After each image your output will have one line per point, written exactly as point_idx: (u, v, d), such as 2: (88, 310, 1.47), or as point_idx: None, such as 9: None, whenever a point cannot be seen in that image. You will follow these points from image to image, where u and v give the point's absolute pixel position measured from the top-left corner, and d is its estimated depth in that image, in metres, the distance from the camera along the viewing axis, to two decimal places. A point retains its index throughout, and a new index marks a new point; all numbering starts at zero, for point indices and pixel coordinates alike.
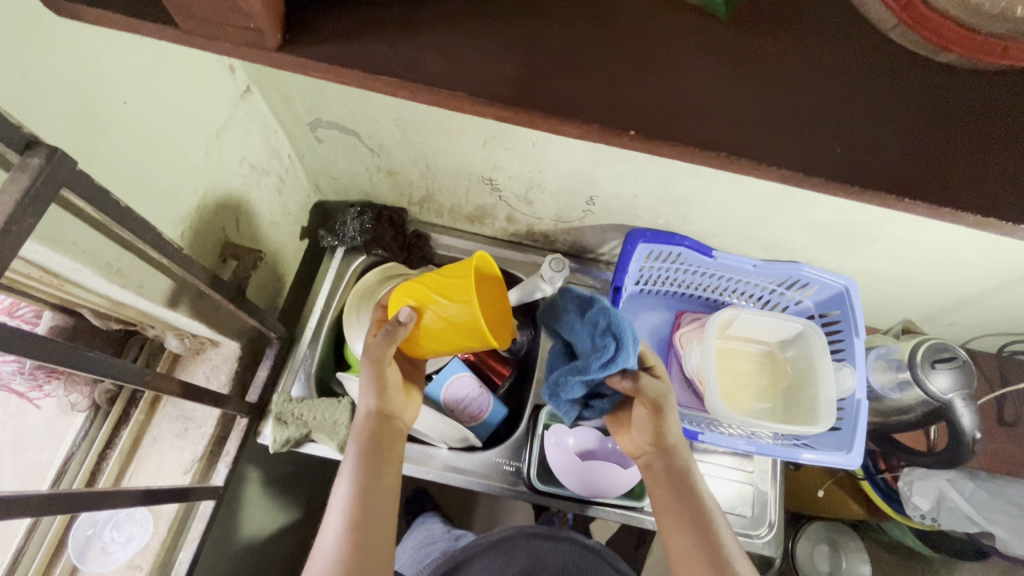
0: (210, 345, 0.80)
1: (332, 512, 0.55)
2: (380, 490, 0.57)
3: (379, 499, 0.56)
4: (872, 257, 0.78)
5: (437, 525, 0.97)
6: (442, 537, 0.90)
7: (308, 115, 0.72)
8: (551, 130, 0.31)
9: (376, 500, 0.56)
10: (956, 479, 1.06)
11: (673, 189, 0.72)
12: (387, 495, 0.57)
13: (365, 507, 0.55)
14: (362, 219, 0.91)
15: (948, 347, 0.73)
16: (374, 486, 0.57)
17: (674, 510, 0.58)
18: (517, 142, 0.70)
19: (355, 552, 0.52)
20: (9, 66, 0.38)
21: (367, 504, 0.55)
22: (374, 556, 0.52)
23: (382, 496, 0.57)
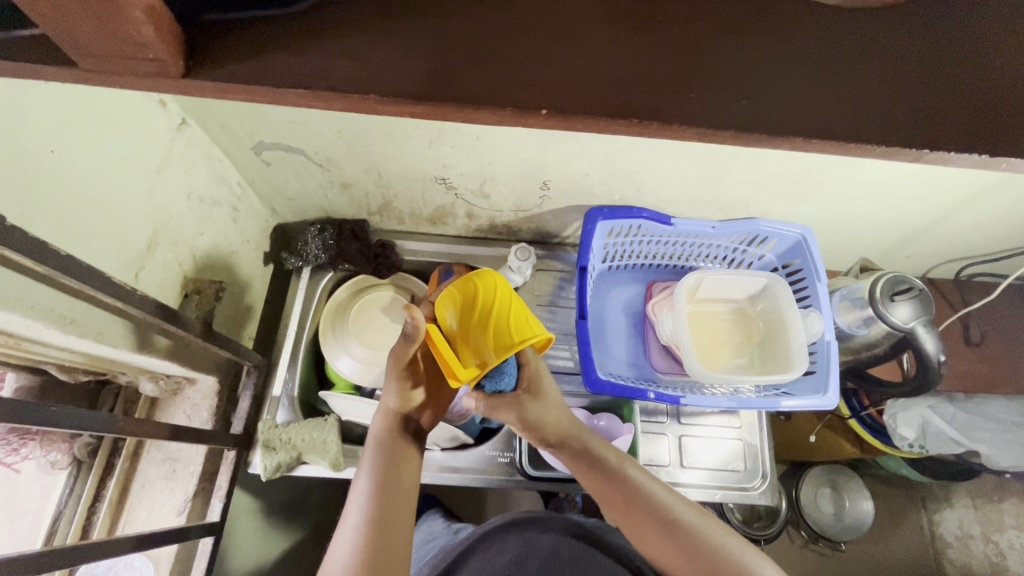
0: (187, 383, 0.79)
1: (351, 508, 0.55)
2: (399, 487, 0.58)
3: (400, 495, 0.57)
4: (823, 203, 0.80)
5: (437, 521, 0.99)
6: (443, 533, 0.91)
7: (250, 138, 0.72)
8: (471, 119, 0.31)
9: (395, 496, 0.56)
10: (936, 405, 1.11)
11: (622, 163, 0.73)
12: (404, 494, 0.57)
13: (386, 507, 0.55)
14: (323, 236, 0.91)
15: (904, 278, 0.76)
16: (395, 488, 0.57)
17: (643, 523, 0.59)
18: (463, 138, 0.70)
19: (374, 552, 0.51)
20: None
21: (388, 498, 0.56)
22: (392, 549, 0.52)
23: (402, 494, 0.57)
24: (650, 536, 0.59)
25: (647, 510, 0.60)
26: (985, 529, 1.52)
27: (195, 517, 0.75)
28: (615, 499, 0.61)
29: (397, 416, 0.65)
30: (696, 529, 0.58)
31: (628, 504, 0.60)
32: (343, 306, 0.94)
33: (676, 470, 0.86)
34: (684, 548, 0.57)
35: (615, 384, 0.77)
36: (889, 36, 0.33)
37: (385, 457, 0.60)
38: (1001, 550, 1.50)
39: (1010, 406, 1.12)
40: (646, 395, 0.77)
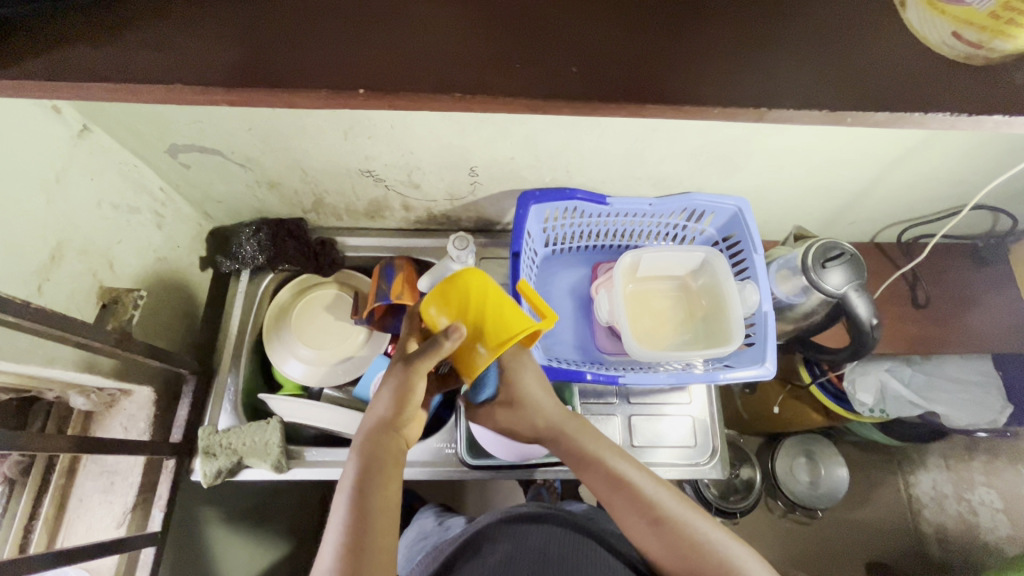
0: (122, 394, 0.77)
1: (329, 535, 0.52)
2: (379, 508, 0.54)
3: (378, 541, 0.52)
4: (755, 173, 0.79)
5: (428, 518, 0.98)
6: (434, 530, 0.92)
7: (161, 141, 0.70)
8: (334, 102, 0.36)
9: (371, 541, 0.51)
10: (894, 367, 1.13)
11: (544, 144, 0.72)
12: (386, 515, 0.54)
13: (363, 533, 0.52)
14: (258, 237, 0.90)
15: (836, 244, 0.75)
16: (375, 510, 0.54)
17: (631, 516, 0.61)
18: (378, 129, 0.69)
19: None
20: None
21: (369, 522, 0.52)
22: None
23: (385, 515, 0.54)
24: (641, 530, 0.61)
25: (635, 503, 0.61)
26: (957, 488, 1.49)
27: (136, 528, 0.74)
28: (608, 496, 0.63)
29: (385, 430, 0.60)
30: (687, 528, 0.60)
31: (620, 500, 0.62)
32: (286, 307, 0.94)
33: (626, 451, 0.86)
34: (668, 539, 0.59)
35: (551, 366, 0.77)
36: (698, 18, 0.37)
37: (361, 499, 0.54)
38: (973, 508, 1.45)
39: (967, 364, 1.12)
40: (583, 376, 0.76)
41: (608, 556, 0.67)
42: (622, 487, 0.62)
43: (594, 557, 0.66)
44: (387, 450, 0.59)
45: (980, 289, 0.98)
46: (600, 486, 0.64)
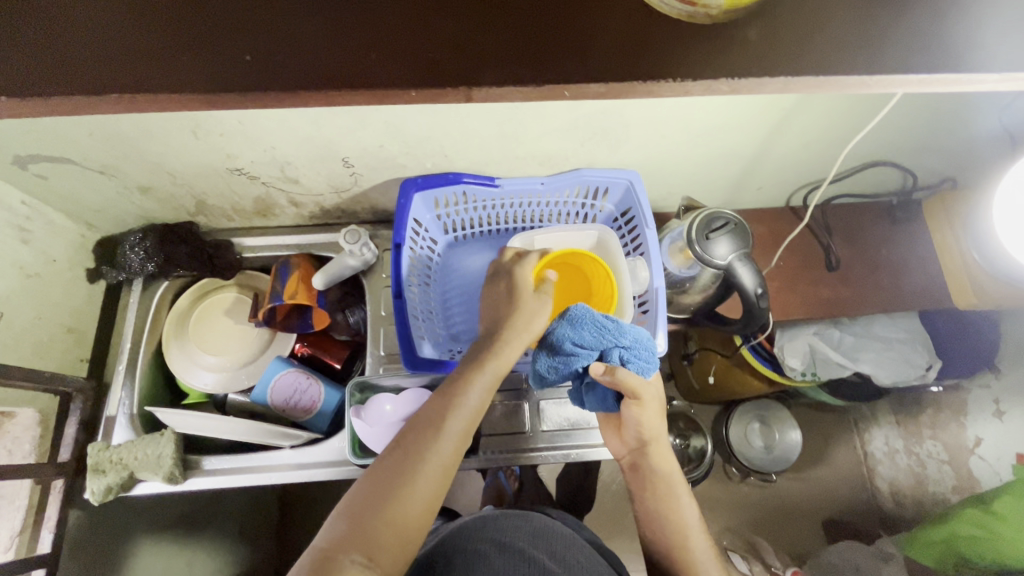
0: (5, 417, 0.73)
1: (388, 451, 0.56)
2: (437, 452, 0.55)
3: (423, 481, 0.53)
4: (640, 145, 0.76)
5: None
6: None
7: (3, 153, 0.67)
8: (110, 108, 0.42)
9: (390, 487, 0.52)
10: (822, 330, 1.12)
11: (408, 130, 0.69)
12: (443, 459, 0.55)
13: (415, 465, 0.54)
14: (143, 244, 0.86)
15: (720, 214, 0.73)
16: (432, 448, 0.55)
17: (652, 511, 0.71)
18: (225, 125, 0.65)
19: (383, 500, 0.51)
20: None
21: (421, 458, 0.54)
22: (357, 547, 0.49)
23: (441, 456, 0.55)
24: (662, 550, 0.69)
25: (661, 503, 0.70)
26: (907, 442, 1.50)
27: (27, 550, 0.73)
28: (642, 492, 0.72)
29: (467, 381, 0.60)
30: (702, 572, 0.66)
31: (658, 517, 0.70)
32: (185, 314, 0.92)
33: (535, 436, 0.85)
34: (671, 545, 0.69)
35: None
36: None
37: (400, 445, 0.55)
38: (922, 461, 1.46)
39: (894, 322, 1.12)
40: None
41: (584, 546, 0.73)
42: (671, 511, 0.69)
43: (559, 530, 0.74)
44: (442, 408, 0.58)
45: (894, 247, 0.96)
46: (647, 501, 0.71)
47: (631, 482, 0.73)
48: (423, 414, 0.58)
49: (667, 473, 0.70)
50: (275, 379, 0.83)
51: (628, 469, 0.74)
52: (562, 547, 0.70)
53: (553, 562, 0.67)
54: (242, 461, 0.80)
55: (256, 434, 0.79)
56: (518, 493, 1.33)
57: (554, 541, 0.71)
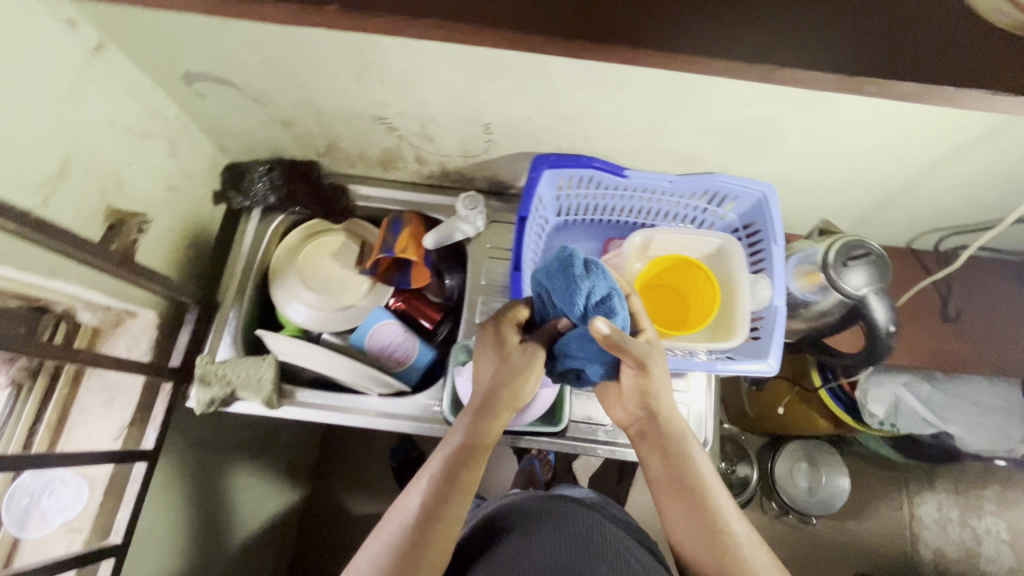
0: (128, 316, 0.80)
1: (416, 486, 0.62)
2: (456, 486, 0.60)
3: (445, 514, 0.59)
4: (786, 158, 0.74)
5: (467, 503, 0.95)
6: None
7: (176, 66, 0.70)
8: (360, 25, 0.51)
9: (466, 481, 0.61)
10: (911, 382, 1.07)
11: (562, 105, 0.69)
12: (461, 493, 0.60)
13: (436, 503, 0.59)
14: (271, 175, 0.89)
15: (862, 243, 0.70)
16: (452, 486, 0.60)
17: (669, 489, 0.65)
18: (391, 73, 0.66)
19: (411, 537, 0.58)
20: None
21: (440, 497, 0.60)
22: (447, 532, 0.59)
23: (457, 490, 0.60)
24: (679, 515, 0.63)
25: (676, 483, 0.65)
26: (963, 513, 1.47)
27: (131, 443, 0.77)
28: (657, 472, 0.67)
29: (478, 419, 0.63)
30: (727, 522, 0.62)
31: (669, 483, 0.65)
32: (293, 249, 0.94)
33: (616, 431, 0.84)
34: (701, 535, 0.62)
35: None
36: None
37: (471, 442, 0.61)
38: (975, 536, 1.45)
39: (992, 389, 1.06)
40: None
41: (620, 545, 0.65)
42: (682, 477, 0.65)
43: (572, 509, 0.69)
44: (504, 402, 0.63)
45: (1015, 310, 0.91)
46: (658, 467, 0.67)
47: (640, 450, 0.69)
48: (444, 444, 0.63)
49: (679, 436, 0.67)
50: (376, 327, 0.86)
51: (635, 439, 0.70)
52: (571, 531, 0.64)
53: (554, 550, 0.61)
54: (336, 400, 0.83)
55: (352, 375, 0.82)
56: (554, 483, 1.33)
57: (576, 530, 0.65)
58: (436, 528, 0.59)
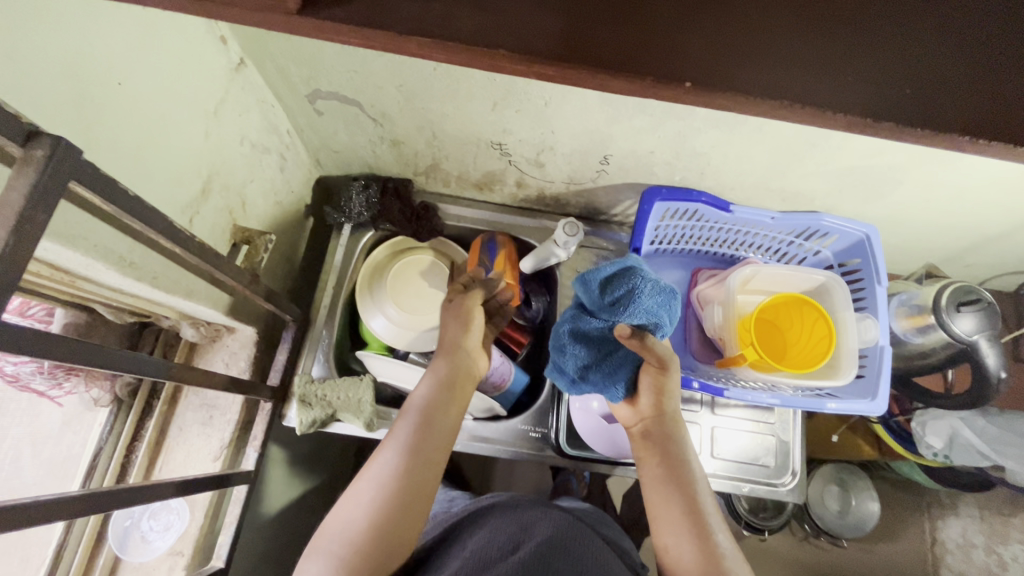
0: (227, 331, 0.78)
1: (382, 454, 0.59)
2: (427, 450, 0.60)
3: (419, 480, 0.57)
4: (897, 202, 0.76)
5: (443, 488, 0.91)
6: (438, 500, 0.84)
7: (305, 86, 0.68)
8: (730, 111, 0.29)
9: (424, 459, 0.59)
10: (968, 416, 0.97)
11: (693, 143, 0.70)
12: (431, 456, 0.60)
13: (407, 468, 0.57)
14: (367, 192, 0.88)
15: (972, 290, 0.73)
16: (424, 450, 0.59)
17: (663, 490, 0.61)
18: (529, 103, 0.66)
19: (387, 501, 0.55)
20: (10, 50, 0.35)
21: (412, 459, 0.58)
22: (400, 524, 0.54)
23: (428, 453, 0.60)
24: (669, 515, 0.59)
25: (674, 488, 0.60)
26: (988, 539, 1.32)
27: (230, 463, 0.75)
28: (654, 478, 0.62)
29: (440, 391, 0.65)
30: (714, 532, 0.57)
31: (663, 484, 0.61)
32: (381, 266, 0.92)
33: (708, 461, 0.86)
34: (697, 545, 0.56)
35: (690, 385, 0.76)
36: None
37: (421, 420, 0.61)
38: None
39: None
40: (690, 384, 0.76)
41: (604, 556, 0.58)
42: (681, 479, 0.61)
43: (559, 518, 0.62)
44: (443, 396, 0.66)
45: None
46: (655, 469, 0.63)
47: (638, 451, 0.66)
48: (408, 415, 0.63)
49: (680, 442, 0.64)
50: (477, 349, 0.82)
51: (636, 438, 0.67)
52: (557, 540, 0.57)
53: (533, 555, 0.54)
54: None
55: None
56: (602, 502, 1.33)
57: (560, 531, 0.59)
58: (397, 506, 0.55)
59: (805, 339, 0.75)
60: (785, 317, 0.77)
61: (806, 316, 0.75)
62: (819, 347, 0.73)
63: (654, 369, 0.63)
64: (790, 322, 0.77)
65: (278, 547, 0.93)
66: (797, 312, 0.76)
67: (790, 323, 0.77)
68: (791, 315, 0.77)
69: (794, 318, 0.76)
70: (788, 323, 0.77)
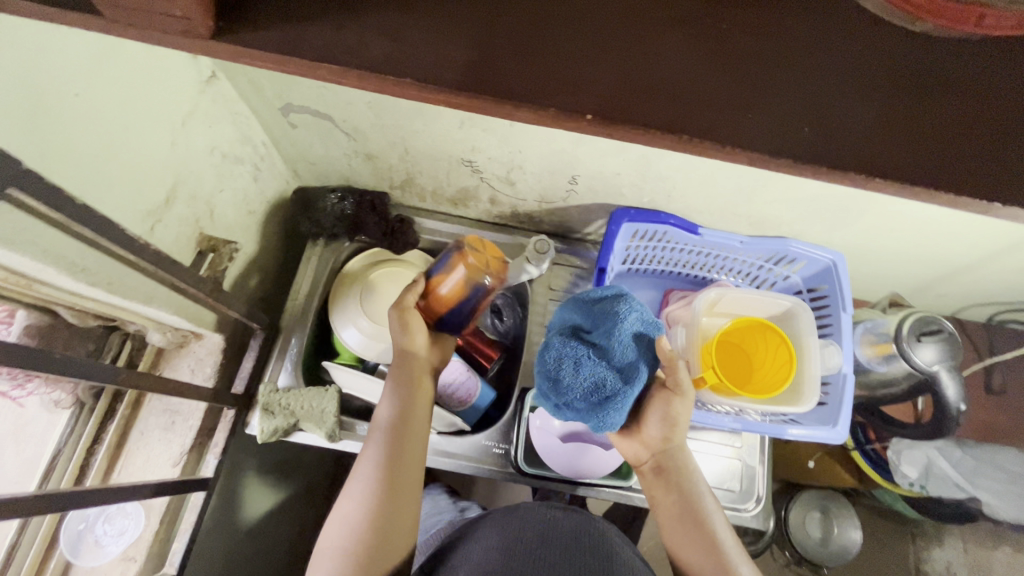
0: (194, 338, 0.78)
1: (356, 479, 0.57)
2: (404, 470, 0.58)
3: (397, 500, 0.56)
4: (860, 231, 0.77)
5: (442, 495, 0.91)
6: (448, 509, 0.85)
7: (278, 99, 0.69)
8: (636, 144, 0.30)
9: (400, 498, 0.56)
10: (944, 447, 0.95)
11: (657, 166, 0.71)
12: (409, 474, 0.58)
13: (385, 493, 0.56)
14: (342, 205, 0.89)
15: (935, 319, 0.72)
16: (398, 471, 0.57)
17: (683, 528, 0.60)
18: (495, 123, 0.67)
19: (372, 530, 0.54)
20: None
21: (389, 482, 0.56)
22: (385, 553, 0.54)
23: (406, 472, 0.58)
24: (692, 551, 0.59)
25: (694, 526, 0.60)
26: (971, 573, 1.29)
27: (190, 470, 0.75)
28: (672, 516, 0.62)
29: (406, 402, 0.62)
30: (738, 569, 0.57)
31: (682, 521, 0.61)
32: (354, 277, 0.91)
33: None
34: None
35: None
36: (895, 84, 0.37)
37: (396, 427, 0.59)
38: None
39: None
40: None
41: (622, 558, 0.61)
42: (696, 512, 0.61)
43: (571, 523, 0.63)
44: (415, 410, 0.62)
45: None
46: (671, 503, 0.62)
47: (650, 486, 0.64)
48: (376, 432, 0.60)
49: (691, 476, 0.63)
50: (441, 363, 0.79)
51: (647, 474, 0.65)
52: (576, 553, 0.58)
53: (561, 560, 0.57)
54: None
55: None
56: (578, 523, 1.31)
57: (581, 543, 0.60)
58: (380, 535, 0.54)
59: (766, 365, 0.76)
60: (748, 339, 0.78)
61: (769, 340, 0.76)
62: (779, 373, 0.74)
63: (666, 391, 0.62)
64: (754, 347, 0.77)
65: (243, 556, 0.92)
66: (759, 336, 0.76)
67: (753, 347, 0.77)
68: (754, 339, 0.77)
69: (753, 342, 0.77)
70: (750, 347, 0.78)
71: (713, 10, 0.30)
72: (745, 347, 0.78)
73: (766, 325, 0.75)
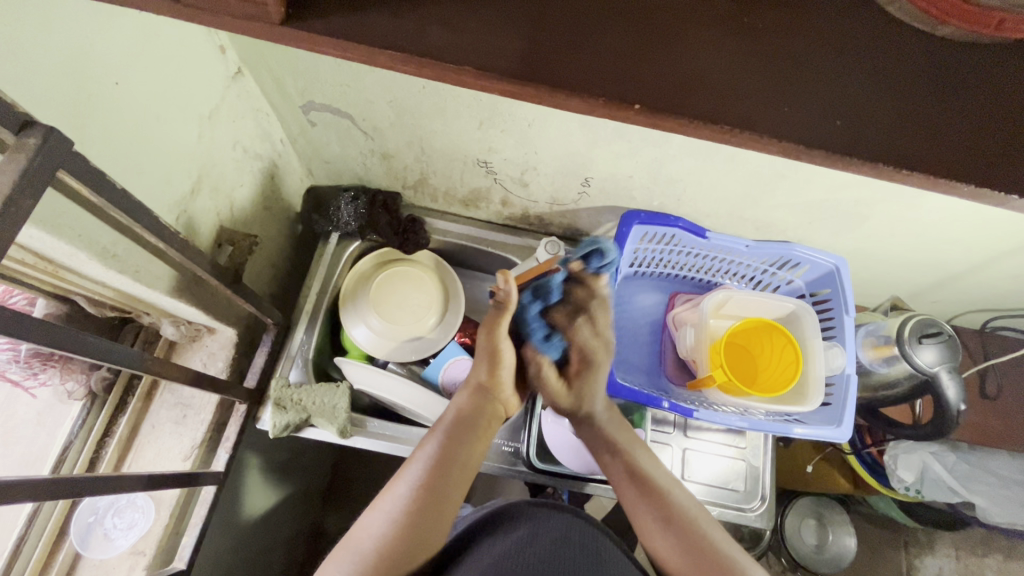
0: (207, 332, 0.79)
1: (411, 467, 0.62)
2: (457, 466, 0.63)
3: (446, 494, 0.61)
4: (862, 236, 0.79)
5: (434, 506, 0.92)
6: None
7: (300, 97, 0.70)
8: (677, 133, 0.32)
9: (448, 490, 0.61)
10: (939, 451, 0.98)
11: (668, 170, 0.73)
12: (462, 473, 0.64)
13: (439, 483, 0.61)
14: (356, 203, 0.89)
15: (935, 322, 0.75)
16: (454, 469, 0.63)
17: (632, 494, 0.66)
18: (514, 124, 0.69)
19: (415, 514, 0.58)
20: (9, 46, 0.37)
21: (445, 474, 0.62)
22: (423, 536, 0.57)
23: (459, 470, 0.64)
24: (642, 517, 0.65)
25: (641, 489, 0.66)
26: None
27: (200, 464, 0.75)
28: (620, 483, 0.68)
29: (476, 407, 0.70)
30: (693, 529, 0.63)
31: (630, 488, 0.67)
32: (365, 277, 0.92)
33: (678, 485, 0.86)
34: (677, 538, 0.62)
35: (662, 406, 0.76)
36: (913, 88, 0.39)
37: (461, 427, 0.67)
38: None
39: None
40: (662, 405, 0.76)
41: (617, 552, 0.62)
42: (652, 491, 0.66)
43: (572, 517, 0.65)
44: (473, 426, 0.68)
45: None
46: (619, 477, 0.69)
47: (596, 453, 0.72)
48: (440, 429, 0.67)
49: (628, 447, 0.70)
50: (450, 361, 0.91)
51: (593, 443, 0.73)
52: (572, 543, 0.60)
53: (550, 551, 0.58)
54: (407, 433, 0.82)
55: (426, 406, 0.84)
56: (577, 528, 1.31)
57: (579, 536, 0.62)
58: (423, 520, 0.58)
59: (774, 366, 0.78)
60: (754, 340, 0.80)
61: (774, 341, 0.78)
62: (787, 373, 0.76)
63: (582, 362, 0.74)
64: (757, 348, 0.79)
65: (244, 556, 0.91)
66: (765, 338, 0.79)
67: (759, 348, 0.79)
68: (759, 341, 0.79)
69: (760, 344, 0.79)
70: (757, 348, 0.80)
71: (749, 13, 0.32)
72: (751, 348, 0.80)
73: (772, 326, 0.78)
